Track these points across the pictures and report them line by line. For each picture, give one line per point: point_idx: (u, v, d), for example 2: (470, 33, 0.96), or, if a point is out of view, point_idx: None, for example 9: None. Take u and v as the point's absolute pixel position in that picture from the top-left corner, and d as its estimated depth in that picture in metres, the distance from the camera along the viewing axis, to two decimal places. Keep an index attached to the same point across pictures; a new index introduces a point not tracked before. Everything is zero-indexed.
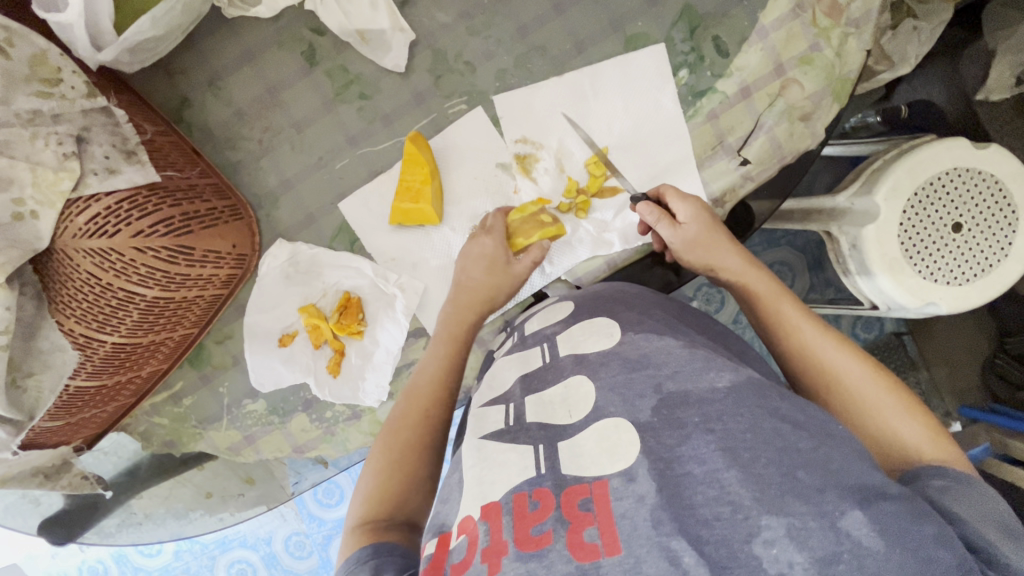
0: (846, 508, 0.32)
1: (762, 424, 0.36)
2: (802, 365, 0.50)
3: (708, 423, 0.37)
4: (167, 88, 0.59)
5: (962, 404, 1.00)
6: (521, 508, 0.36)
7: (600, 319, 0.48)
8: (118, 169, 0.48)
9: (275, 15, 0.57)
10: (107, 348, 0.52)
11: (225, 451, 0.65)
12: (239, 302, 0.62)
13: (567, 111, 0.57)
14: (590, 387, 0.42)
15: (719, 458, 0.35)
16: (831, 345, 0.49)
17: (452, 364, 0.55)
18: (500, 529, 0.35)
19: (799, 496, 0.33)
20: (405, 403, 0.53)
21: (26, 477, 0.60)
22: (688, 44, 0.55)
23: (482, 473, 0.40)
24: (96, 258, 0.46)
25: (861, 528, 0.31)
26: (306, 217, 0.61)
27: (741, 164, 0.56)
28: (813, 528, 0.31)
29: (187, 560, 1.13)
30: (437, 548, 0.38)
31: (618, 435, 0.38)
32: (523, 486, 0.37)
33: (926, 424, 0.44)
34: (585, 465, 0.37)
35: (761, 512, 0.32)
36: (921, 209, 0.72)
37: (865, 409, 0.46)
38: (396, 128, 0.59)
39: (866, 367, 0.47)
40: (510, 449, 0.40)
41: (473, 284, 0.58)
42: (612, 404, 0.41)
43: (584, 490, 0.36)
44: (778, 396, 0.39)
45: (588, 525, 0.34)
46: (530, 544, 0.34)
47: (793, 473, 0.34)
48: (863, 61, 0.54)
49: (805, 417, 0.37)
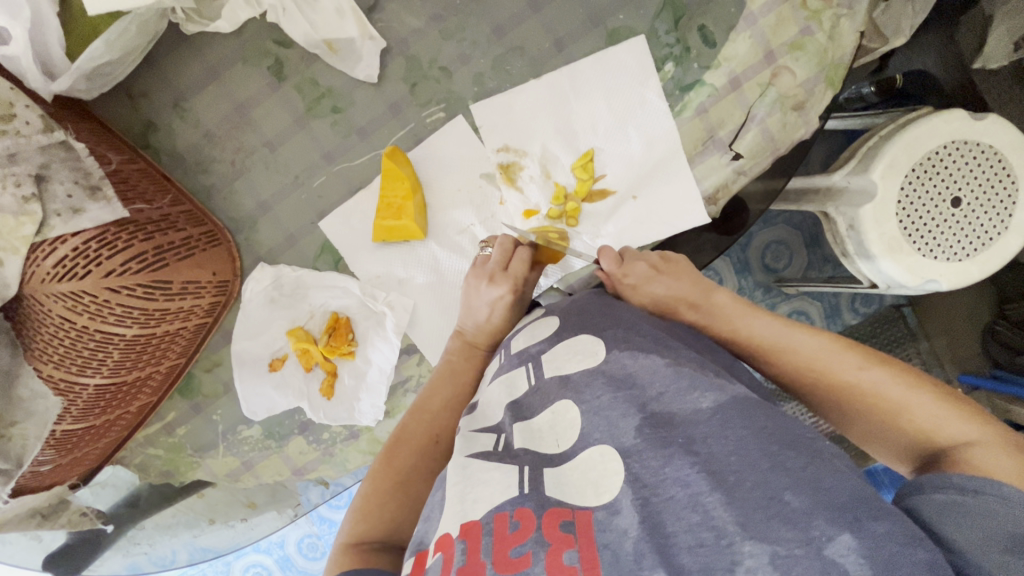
0: (834, 532, 0.30)
1: (749, 445, 0.34)
2: (794, 380, 0.48)
3: (693, 444, 0.35)
4: (131, 112, 0.56)
5: (962, 372, 0.98)
6: (502, 529, 0.34)
7: (584, 336, 0.44)
8: (83, 209, 0.46)
9: (237, 28, 0.55)
10: (90, 391, 0.50)
11: (224, 477, 0.64)
12: (226, 328, 0.60)
13: (549, 113, 0.55)
14: (574, 414, 0.39)
15: (703, 481, 0.33)
16: (814, 346, 0.47)
17: (460, 391, 0.53)
18: (477, 550, 0.33)
19: (784, 521, 0.30)
20: (412, 422, 0.51)
21: (24, 518, 0.58)
22: (673, 36, 0.53)
23: (465, 489, 0.37)
24: (67, 302, 0.45)
25: (848, 556, 0.29)
26: (287, 238, 0.59)
27: (733, 159, 0.54)
28: (798, 556, 0.29)
29: (203, 567, 1.14)
30: (414, 568, 0.36)
31: (604, 465, 0.36)
32: (505, 506, 0.35)
33: (938, 398, 0.43)
34: (569, 492, 0.36)
35: (744, 537, 0.30)
36: (919, 186, 0.70)
37: (876, 407, 0.44)
38: (373, 141, 0.57)
39: (858, 356, 0.46)
40: (494, 467, 0.37)
41: (493, 326, 0.55)
42: (597, 429, 0.38)
43: (566, 513, 0.34)
44: (763, 414, 0.36)
45: (568, 547, 0.32)
46: (508, 567, 0.32)
47: (779, 496, 0.32)
48: (858, 43, 0.52)
49: (793, 435, 0.35)
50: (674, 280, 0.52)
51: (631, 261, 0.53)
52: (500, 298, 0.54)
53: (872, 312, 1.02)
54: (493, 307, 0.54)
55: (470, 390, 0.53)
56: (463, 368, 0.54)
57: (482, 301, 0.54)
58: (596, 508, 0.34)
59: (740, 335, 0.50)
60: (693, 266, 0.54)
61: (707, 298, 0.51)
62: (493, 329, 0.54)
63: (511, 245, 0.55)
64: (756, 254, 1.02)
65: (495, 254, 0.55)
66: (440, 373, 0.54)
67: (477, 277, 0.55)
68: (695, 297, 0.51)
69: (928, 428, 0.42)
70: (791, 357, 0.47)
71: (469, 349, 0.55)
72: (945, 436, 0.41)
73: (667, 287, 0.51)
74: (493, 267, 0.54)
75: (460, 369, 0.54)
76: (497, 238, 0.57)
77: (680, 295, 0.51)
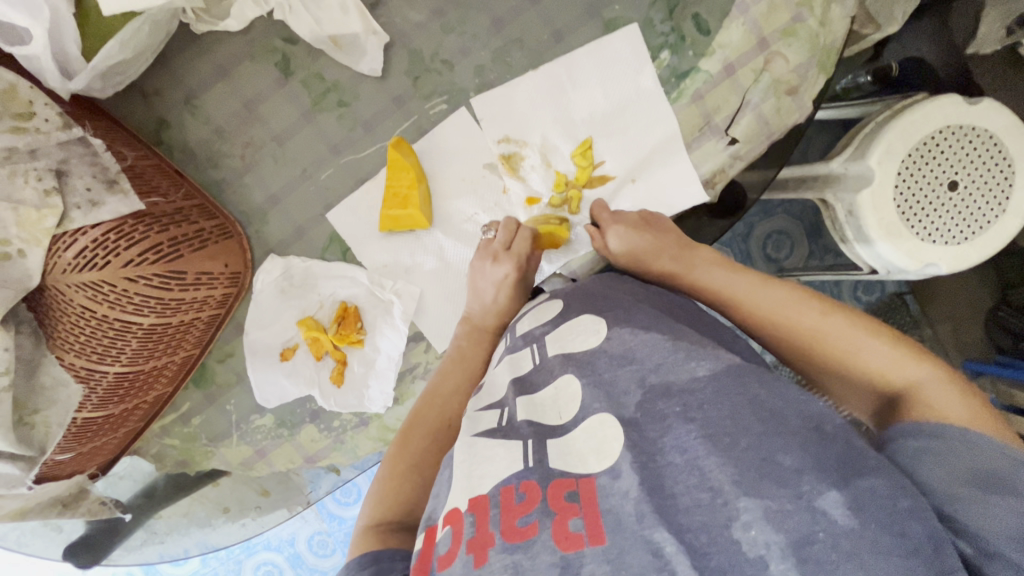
0: (822, 488, 0.31)
1: (742, 410, 0.34)
2: (760, 328, 0.49)
3: (689, 412, 0.36)
4: (144, 110, 0.58)
5: (966, 358, 0.99)
6: (508, 500, 0.35)
7: (586, 316, 0.45)
8: (102, 201, 0.47)
9: (245, 27, 0.56)
10: (109, 379, 0.52)
11: (238, 466, 0.65)
12: (238, 319, 0.62)
13: (548, 103, 0.57)
14: (576, 386, 0.40)
15: (700, 445, 0.34)
16: (779, 298, 0.49)
17: (468, 373, 0.54)
18: (487, 521, 0.34)
19: (776, 480, 0.31)
20: (426, 406, 0.52)
21: (46, 507, 0.60)
22: (668, 25, 0.54)
23: (471, 465, 0.38)
24: (87, 291, 0.47)
25: (838, 507, 0.30)
26: (296, 230, 0.60)
27: (730, 144, 0.55)
28: (790, 511, 0.30)
29: (215, 565, 1.16)
30: (425, 542, 0.37)
31: (604, 431, 0.37)
32: (511, 479, 0.36)
33: (891, 345, 0.44)
34: (573, 462, 0.36)
35: (739, 494, 0.31)
36: (915, 170, 0.71)
37: (834, 356, 0.45)
38: (378, 133, 0.59)
39: (819, 305, 0.47)
40: (498, 444, 0.39)
41: (502, 307, 0.57)
42: (598, 399, 0.39)
43: (570, 483, 0.35)
44: (758, 381, 0.37)
45: (574, 516, 0.33)
46: (516, 535, 0.33)
47: (773, 457, 0.32)
48: (848, 28, 0.53)
49: (784, 403, 0.35)
50: (643, 233, 0.54)
51: (620, 214, 0.56)
52: (505, 276, 0.56)
53: (875, 300, 1.02)
54: (499, 286, 0.57)
55: (479, 373, 0.55)
56: (474, 354, 0.56)
57: (487, 281, 0.57)
58: (599, 474, 0.35)
59: (714, 287, 0.52)
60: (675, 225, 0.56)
61: (684, 252, 0.54)
62: (501, 310, 0.57)
63: (513, 226, 0.58)
64: (757, 244, 1.03)
65: (499, 236, 0.58)
66: (451, 358, 0.56)
67: (482, 258, 0.57)
68: (673, 249, 0.54)
69: (883, 374, 0.43)
70: (756, 306, 0.49)
71: (478, 333, 0.57)
72: (896, 379, 0.42)
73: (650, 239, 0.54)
74: (497, 247, 0.57)
75: (470, 354, 0.56)
76: (499, 221, 0.60)
77: (664, 245, 0.54)
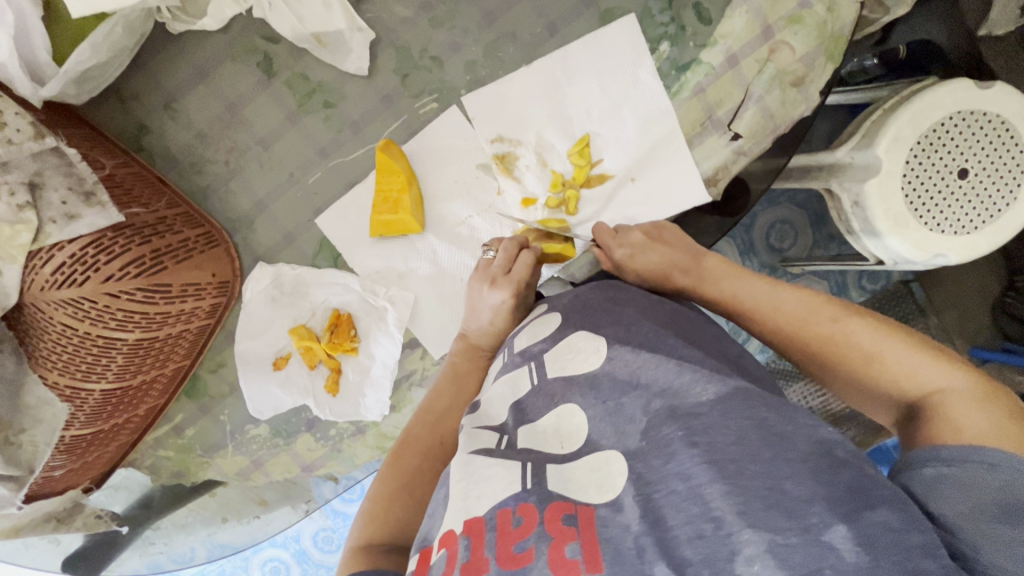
0: (830, 521, 0.30)
1: (749, 435, 0.33)
2: (778, 337, 0.49)
3: (693, 436, 0.34)
4: (122, 115, 0.56)
5: (973, 346, 0.97)
6: (506, 524, 0.33)
7: (586, 333, 0.43)
8: (78, 215, 0.45)
9: (224, 25, 0.54)
10: (96, 397, 0.50)
11: (235, 476, 0.64)
12: (227, 329, 0.60)
13: (542, 100, 0.54)
14: (581, 418, 0.38)
15: (704, 472, 0.32)
16: (795, 304, 0.48)
17: (462, 394, 0.52)
18: (481, 546, 0.33)
19: (783, 511, 0.30)
20: (418, 424, 0.51)
21: (40, 522, 0.61)
22: (667, 15, 0.52)
23: (467, 485, 0.36)
24: (69, 309, 0.45)
25: (843, 540, 0.29)
26: (284, 236, 0.58)
27: (732, 139, 0.53)
28: (795, 544, 0.29)
29: (222, 563, 1.15)
30: (419, 565, 0.36)
31: (608, 466, 0.35)
32: (508, 501, 0.34)
33: (909, 346, 0.43)
34: (572, 487, 0.35)
35: (743, 526, 0.30)
36: (925, 158, 0.69)
37: (856, 363, 0.45)
38: (367, 134, 0.56)
39: (835, 311, 0.47)
40: (496, 463, 0.37)
41: (496, 330, 0.54)
42: (605, 436, 0.37)
43: (568, 506, 0.34)
44: (762, 402, 0.35)
45: (570, 540, 0.32)
46: (512, 563, 0.32)
47: (779, 486, 0.31)
48: (857, 13, 0.50)
49: (793, 427, 0.34)
50: (654, 249, 0.52)
51: (625, 233, 0.53)
52: (502, 303, 0.52)
53: (880, 289, 1.00)
54: (495, 312, 0.53)
55: (473, 391, 0.53)
56: (468, 370, 0.54)
57: (486, 305, 0.54)
58: (599, 505, 0.34)
59: (730, 299, 0.51)
60: (682, 231, 0.54)
61: (697, 263, 0.52)
62: (497, 332, 0.54)
63: (515, 249, 0.54)
64: (761, 235, 1.00)
65: (499, 257, 0.54)
66: (445, 376, 0.54)
67: (480, 280, 0.54)
68: (686, 262, 0.52)
69: (903, 378, 0.42)
70: (774, 317, 0.48)
71: (473, 350, 0.55)
72: (916, 385, 0.42)
73: (660, 255, 0.51)
74: (496, 270, 0.53)
75: (463, 371, 0.54)
76: (501, 240, 0.56)
77: (675, 259, 0.52)
